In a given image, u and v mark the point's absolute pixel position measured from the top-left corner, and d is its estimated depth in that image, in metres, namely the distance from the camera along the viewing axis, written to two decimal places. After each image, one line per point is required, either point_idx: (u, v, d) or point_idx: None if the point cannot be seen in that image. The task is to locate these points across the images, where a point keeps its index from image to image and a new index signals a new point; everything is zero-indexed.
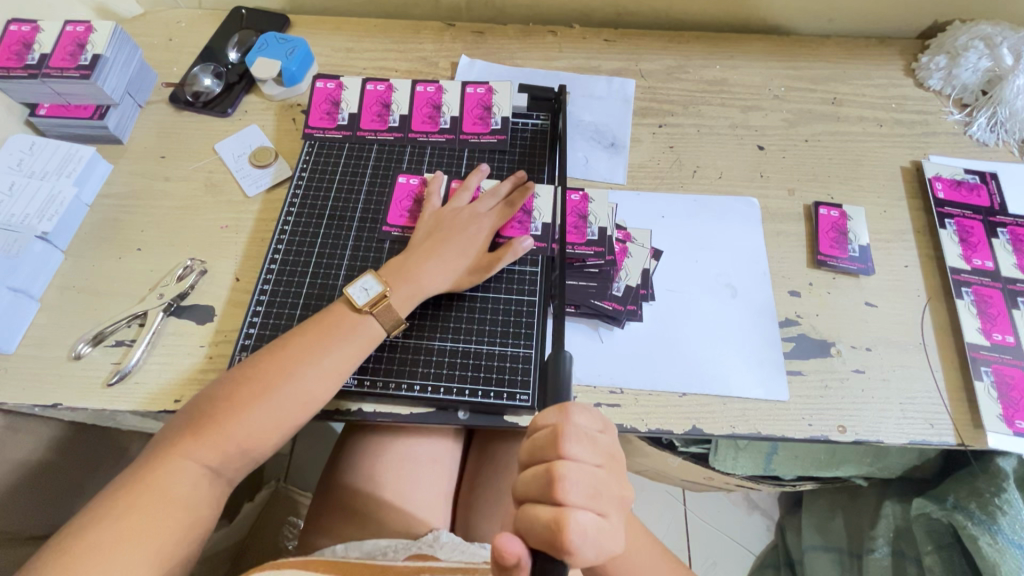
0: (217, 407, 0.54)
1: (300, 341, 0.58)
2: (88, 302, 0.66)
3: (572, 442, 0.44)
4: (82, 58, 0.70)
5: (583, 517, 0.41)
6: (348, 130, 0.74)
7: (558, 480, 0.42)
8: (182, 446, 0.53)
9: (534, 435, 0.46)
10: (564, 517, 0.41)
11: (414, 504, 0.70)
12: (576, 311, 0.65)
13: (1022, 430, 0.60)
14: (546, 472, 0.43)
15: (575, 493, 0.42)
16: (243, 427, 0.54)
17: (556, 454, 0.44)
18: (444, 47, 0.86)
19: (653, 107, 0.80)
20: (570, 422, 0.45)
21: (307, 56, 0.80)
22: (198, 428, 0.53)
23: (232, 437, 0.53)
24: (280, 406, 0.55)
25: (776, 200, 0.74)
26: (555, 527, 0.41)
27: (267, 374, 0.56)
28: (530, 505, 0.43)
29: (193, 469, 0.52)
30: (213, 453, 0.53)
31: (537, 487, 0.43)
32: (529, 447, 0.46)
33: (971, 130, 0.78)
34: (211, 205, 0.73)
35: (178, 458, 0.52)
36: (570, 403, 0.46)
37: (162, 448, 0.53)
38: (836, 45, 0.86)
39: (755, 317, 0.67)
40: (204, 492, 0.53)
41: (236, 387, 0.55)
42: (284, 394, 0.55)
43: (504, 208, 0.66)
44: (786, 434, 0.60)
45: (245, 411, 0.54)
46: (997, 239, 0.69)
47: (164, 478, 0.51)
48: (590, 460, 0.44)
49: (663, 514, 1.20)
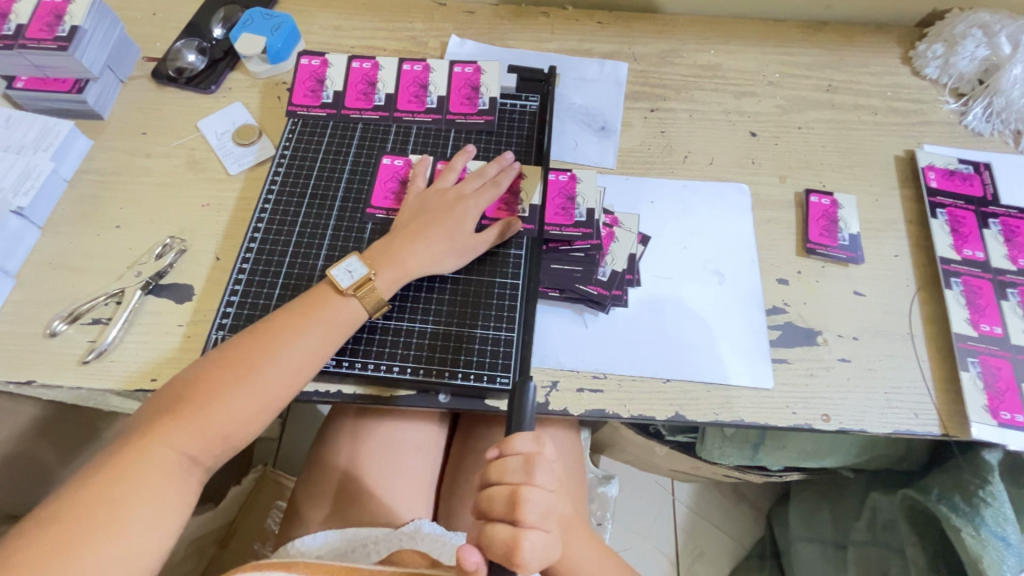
0: (196, 392, 0.53)
1: (280, 322, 0.57)
2: (65, 279, 0.65)
3: (539, 471, 0.50)
4: (60, 30, 0.68)
5: (535, 537, 0.49)
6: (333, 108, 0.73)
7: (522, 502, 0.49)
8: (158, 432, 0.51)
9: (506, 458, 0.51)
10: (520, 535, 0.48)
11: (396, 489, 0.69)
12: (561, 295, 0.64)
13: (1006, 421, 0.59)
14: (512, 494, 0.50)
15: (533, 515, 0.49)
16: (223, 410, 0.53)
17: (523, 480, 0.50)
18: (433, 26, 0.84)
19: (645, 91, 0.79)
20: (539, 453, 0.51)
21: (294, 32, 0.78)
22: (176, 412, 0.52)
23: (212, 423, 0.53)
24: (260, 389, 0.54)
25: (767, 187, 0.73)
26: (511, 545, 0.48)
27: (247, 356, 0.55)
28: (494, 520, 0.50)
29: (170, 455, 0.51)
30: (191, 438, 0.52)
31: (501, 505, 0.50)
32: (500, 468, 0.51)
33: (966, 120, 0.77)
34: (192, 183, 0.71)
35: (154, 444, 0.51)
36: (544, 436, 0.52)
37: (137, 434, 0.52)
38: (833, 32, 0.84)
39: (742, 304, 0.66)
40: (182, 479, 0.51)
41: (214, 370, 0.54)
42: (265, 377, 0.54)
43: (490, 190, 0.65)
44: (770, 422, 0.60)
45: (224, 394, 0.53)
46: (988, 230, 0.68)
47: (139, 465, 0.50)
48: (548, 486, 0.51)
49: (650, 504, 1.20)
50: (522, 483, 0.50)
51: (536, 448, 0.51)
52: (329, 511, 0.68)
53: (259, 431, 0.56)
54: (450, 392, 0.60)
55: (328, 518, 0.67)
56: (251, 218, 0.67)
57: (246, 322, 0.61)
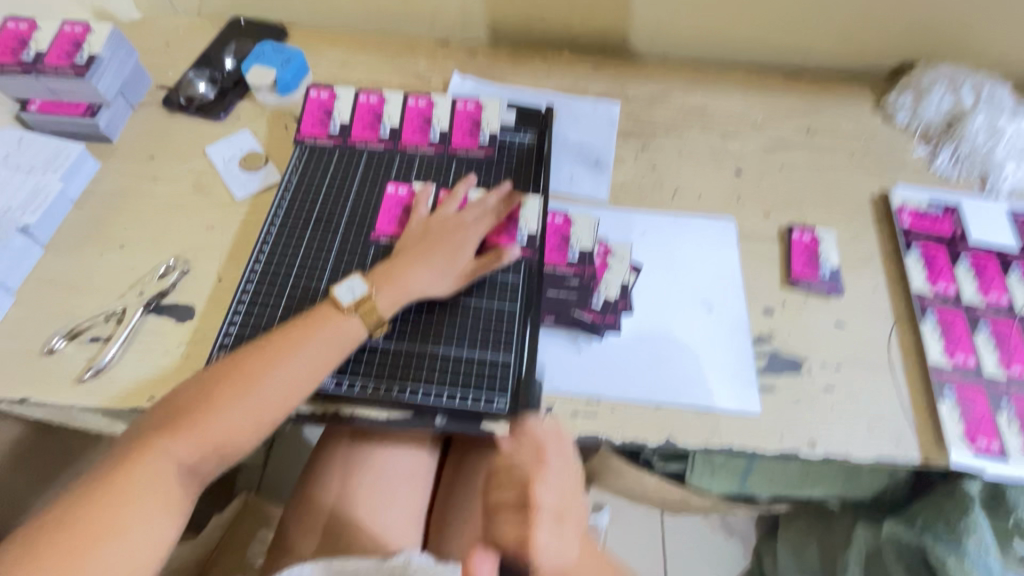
0: (196, 401, 0.54)
1: (283, 336, 0.58)
2: (65, 297, 0.66)
3: (552, 453, 0.55)
4: (78, 58, 0.71)
5: (548, 519, 0.51)
6: (340, 138, 0.76)
7: (536, 484, 0.53)
8: (158, 440, 0.52)
9: (520, 442, 0.56)
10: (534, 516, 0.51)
11: (389, 519, 0.69)
12: (556, 321, 0.66)
13: (982, 450, 0.61)
14: (524, 477, 0.53)
15: (545, 497, 0.52)
16: (222, 420, 0.54)
17: (536, 462, 0.54)
18: (437, 64, 0.89)
19: (636, 130, 0.83)
20: (551, 441, 0.56)
21: (303, 65, 0.82)
22: (175, 422, 0.53)
23: (210, 433, 0.53)
24: (260, 400, 0.55)
25: (752, 222, 0.76)
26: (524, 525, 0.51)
27: (248, 368, 0.56)
28: (503, 511, 0.52)
29: (168, 464, 0.52)
30: (190, 448, 0.52)
31: (514, 490, 0.53)
32: (512, 455, 0.55)
33: (934, 165, 0.82)
34: (198, 206, 0.73)
35: (154, 452, 0.51)
36: (559, 425, 0.58)
37: (138, 443, 0.52)
38: (811, 79, 0.90)
39: (730, 334, 0.68)
40: (179, 489, 0.52)
41: (216, 380, 0.55)
42: (265, 387, 0.55)
43: (490, 218, 0.68)
44: (758, 448, 0.61)
45: (224, 404, 0.54)
46: (960, 266, 0.72)
47: (139, 473, 0.50)
48: (561, 470, 0.55)
49: (640, 537, 1.19)
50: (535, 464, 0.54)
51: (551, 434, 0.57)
52: (321, 539, 0.67)
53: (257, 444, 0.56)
54: (447, 415, 0.60)
55: (321, 546, 0.67)
56: (256, 241, 0.69)
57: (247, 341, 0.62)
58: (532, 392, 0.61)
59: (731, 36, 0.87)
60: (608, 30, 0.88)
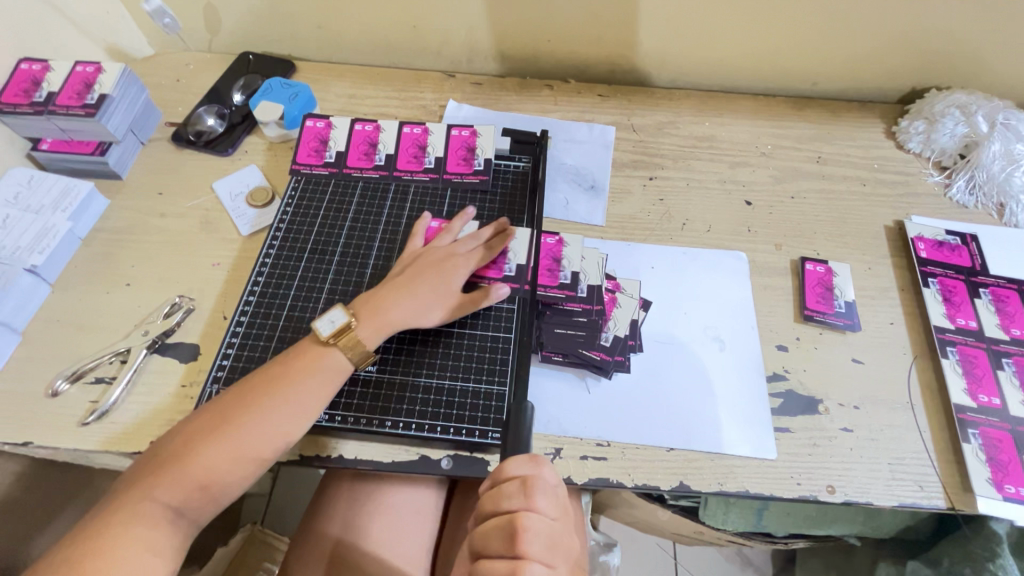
0: (181, 442, 0.53)
1: (263, 375, 0.57)
2: (71, 337, 0.66)
3: (538, 494, 0.48)
4: (89, 97, 0.72)
5: (537, 571, 0.45)
6: (335, 167, 0.75)
7: (522, 532, 0.46)
8: (142, 487, 0.51)
9: (502, 484, 0.49)
10: (521, 568, 0.45)
11: (392, 558, 0.67)
12: (563, 360, 0.65)
13: (1011, 495, 0.59)
14: (510, 524, 0.47)
15: (533, 546, 0.46)
16: (204, 464, 0.52)
17: (522, 507, 0.47)
18: (443, 96, 0.89)
19: (643, 160, 0.83)
20: (537, 479, 0.49)
21: (310, 100, 0.83)
22: (159, 467, 0.52)
23: (195, 473, 0.52)
24: (243, 440, 0.53)
25: (763, 254, 0.75)
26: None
27: (229, 408, 0.55)
28: (490, 556, 0.47)
29: (151, 512, 0.50)
30: (174, 492, 0.51)
31: (502, 536, 0.47)
32: (495, 497, 0.49)
33: (950, 192, 0.81)
34: (205, 242, 0.73)
35: (137, 500, 0.50)
36: (543, 459, 0.50)
37: (124, 492, 0.51)
38: (820, 107, 0.89)
39: (742, 372, 0.67)
40: (163, 535, 0.50)
41: (199, 421, 0.54)
42: (249, 427, 0.54)
43: (481, 253, 0.66)
44: (775, 493, 0.59)
45: (207, 446, 0.53)
46: (979, 300, 0.70)
47: (121, 523, 0.49)
48: (550, 512, 0.48)
49: (652, 569, 1.16)
50: (521, 510, 0.47)
51: (535, 472, 0.50)
52: None
53: (242, 485, 0.55)
54: (452, 457, 0.60)
55: None
56: (251, 272, 0.69)
57: (240, 374, 0.61)
58: (527, 430, 0.55)
59: (738, 65, 0.86)
60: (615, 60, 0.88)
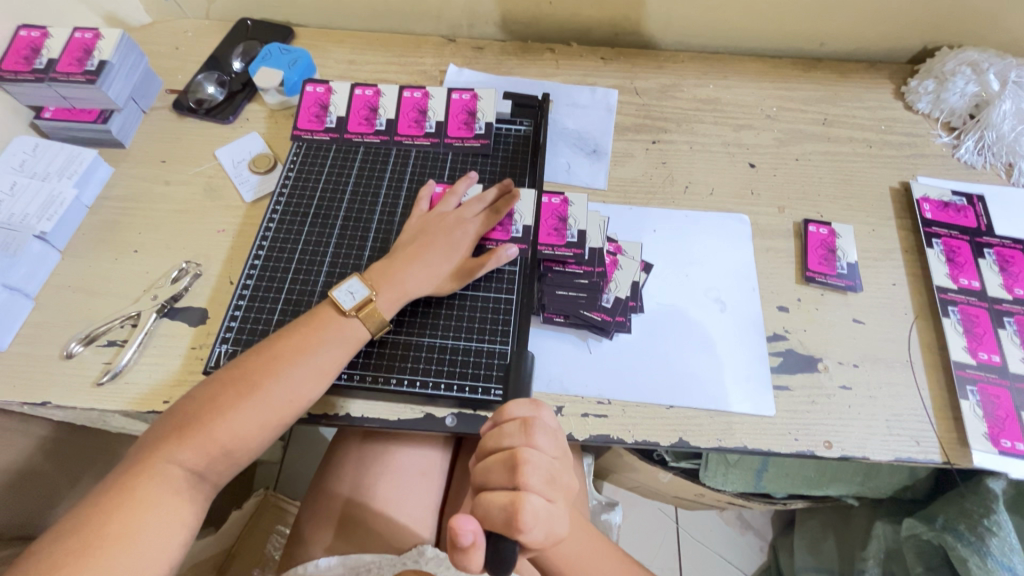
0: (201, 408, 0.54)
1: (285, 342, 0.58)
2: (82, 302, 0.67)
3: (537, 433, 0.50)
4: (89, 64, 0.72)
5: (537, 502, 0.47)
6: (336, 132, 0.75)
7: (523, 465, 0.48)
8: (166, 449, 0.52)
9: (504, 424, 0.51)
10: (521, 499, 0.46)
11: (402, 515, 0.69)
12: (565, 321, 0.66)
13: (1007, 449, 0.59)
14: (511, 459, 0.48)
15: (533, 478, 0.48)
16: (226, 429, 0.54)
17: (522, 444, 0.49)
18: (444, 60, 0.88)
19: (647, 124, 0.82)
20: (537, 419, 0.50)
21: (309, 66, 0.82)
22: (182, 430, 0.53)
23: (217, 439, 0.53)
24: (266, 406, 0.55)
25: (766, 217, 0.75)
26: (512, 508, 0.46)
27: (250, 374, 0.56)
28: (491, 489, 0.48)
29: (174, 472, 0.52)
30: (197, 455, 0.53)
31: (503, 470, 0.48)
32: (496, 435, 0.50)
33: (959, 153, 0.79)
34: (210, 209, 0.74)
35: (161, 462, 0.52)
36: (542, 403, 0.53)
37: (148, 450, 0.53)
38: (828, 68, 0.88)
39: (743, 333, 0.67)
40: (188, 496, 0.52)
41: (221, 386, 0.55)
42: (270, 394, 0.55)
43: (489, 214, 0.67)
44: (772, 448, 0.61)
45: (230, 411, 0.54)
46: (984, 260, 0.70)
47: (146, 483, 0.51)
48: (549, 451, 0.50)
49: (654, 532, 1.19)
50: (521, 445, 0.48)
51: (534, 414, 0.52)
52: (335, 534, 0.68)
53: (262, 448, 0.57)
54: (456, 415, 0.61)
55: (335, 541, 0.67)
56: (255, 237, 0.69)
57: (248, 336, 0.63)
58: (527, 377, 0.60)
59: (744, 26, 0.85)
60: (618, 22, 0.86)
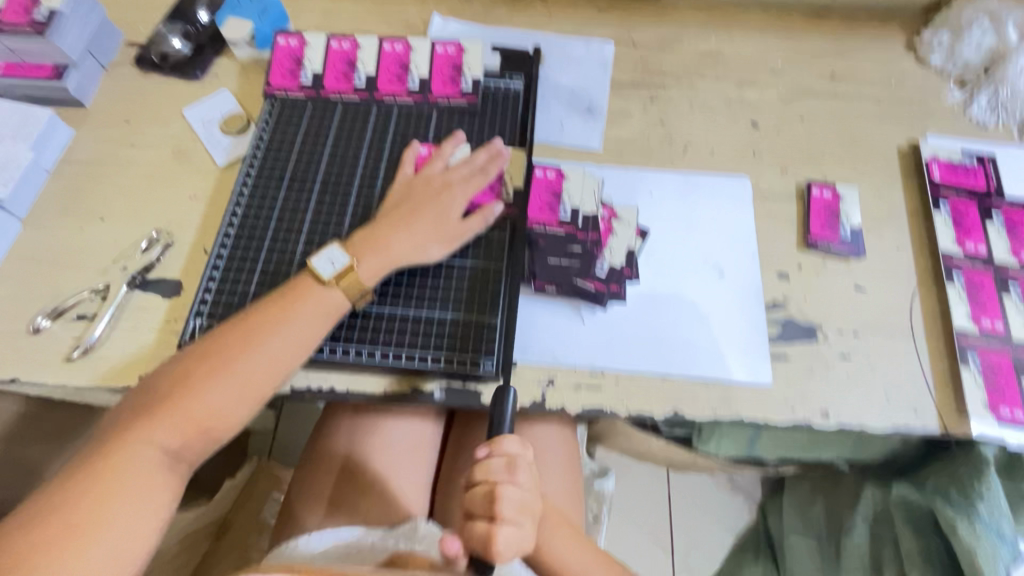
0: (175, 385, 0.52)
1: (259, 314, 0.55)
2: (47, 273, 0.63)
3: (520, 470, 0.52)
4: (37, 13, 0.65)
5: (509, 534, 0.49)
6: (312, 90, 0.70)
7: (500, 500, 0.50)
8: (139, 428, 0.50)
9: (492, 458, 0.52)
10: (494, 534, 0.49)
11: (391, 487, 0.68)
12: (557, 290, 0.63)
13: (1005, 417, 0.59)
14: (491, 492, 0.51)
15: (507, 511, 0.50)
16: (202, 404, 0.52)
17: (504, 480, 0.51)
18: (427, 10, 0.81)
19: (644, 79, 0.77)
20: (521, 456, 0.53)
21: (284, 18, 0.75)
22: (156, 408, 0.51)
23: (192, 415, 0.51)
24: (242, 380, 0.53)
25: (768, 179, 0.71)
26: (486, 537, 0.49)
27: (224, 348, 0.53)
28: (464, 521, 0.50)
29: (149, 451, 0.50)
30: (173, 433, 0.51)
31: (480, 501, 0.51)
32: (483, 467, 0.52)
33: (970, 111, 0.75)
34: (179, 173, 0.69)
35: (135, 441, 0.50)
36: (530, 441, 0.54)
37: (120, 430, 0.51)
38: (837, 18, 0.82)
39: (741, 301, 0.65)
40: (163, 477, 0.50)
41: (194, 363, 0.53)
42: (245, 368, 0.53)
43: (479, 177, 0.63)
44: (768, 419, 0.59)
45: (203, 387, 0.52)
46: (991, 223, 0.67)
47: (120, 463, 0.49)
48: (527, 485, 0.52)
49: (646, 494, 1.20)
50: (503, 480, 0.51)
51: (521, 451, 0.53)
52: (326, 508, 0.67)
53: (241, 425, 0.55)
54: (445, 388, 0.59)
55: (326, 515, 0.67)
56: (228, 203, 0.65)
57: (224, 309, 0.60)
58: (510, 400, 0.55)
59: None
60: None
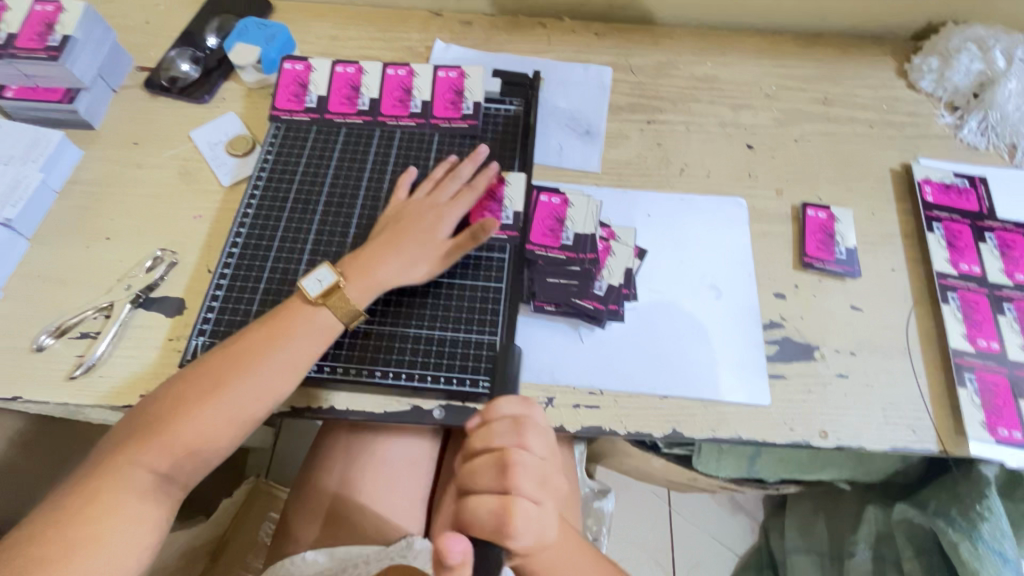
0: (166, 408, 0.52)
1: (252, 336, 0.56)
2: (52, 292, 0.64)
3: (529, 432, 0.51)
4: (51, 39, 0.68)
5: (527, 505, 0.49)
6: (317, 113, 0.72)
7: (513, 467, 0.49)
8: (129, 452, 0.51)
9: (493, 422, 0.52)
10: (512, 502, 0.48)
11: (388, 508, 0.68)
12: (557, 310, 0.64)
13: (1003, 438, 0.59)
14: (502, 459, 0.50)
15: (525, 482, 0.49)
16: (193, 428, 0.52)
17: (513, 444, 0.50)
18: (430, 36, 0.84)
19: (641, 103, 0.79)
20: (527, 418, 0.52)
21: (289, 41, 0.78)
22: (147, 432, 0.51)
23: (183, 439, 0.52)
24: (232, 406, 0.53)
25: (764, 200, 0.72)
26: (502, 514, 0.48)
27: (215, 371, 0.54)
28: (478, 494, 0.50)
29: (141, 473, 0.50)
30: (165, 457, 0.51)
31: (491, 472, 0.50)
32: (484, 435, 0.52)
33: (962, 133, 0.77)
34: (185, 193, 0.71)
35: (126, 464, 0.50)
36: (533, 401, 0.53)
37: (111, 451, 0.51)
38: (830, 44, 0.84)
39: (738, 320, 0.65)
40: (155, 497, 0.50)
41: (186, 386, 0.53)
42: (237, 392, 0.53)
43: (467, 194, 0.65)
44: (767, 438, 0.59)
45: (195, 410, 0.52)
46: (985, 244, 0.68)
47: (111, 484, 0.49)
48: (539, 452, 0.51)
49: (647, 515, 1.19)
50: (513, 447, 0.50)
51: (525, 412, 0.53)
52: (323, 528, 0.67)
53: (232, 448, 0.55)
54: (444, 407, 0.59)
55: (324, 535, 0.66)
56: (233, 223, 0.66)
57: (226, 328, 0.60)
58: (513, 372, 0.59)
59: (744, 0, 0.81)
60: None
